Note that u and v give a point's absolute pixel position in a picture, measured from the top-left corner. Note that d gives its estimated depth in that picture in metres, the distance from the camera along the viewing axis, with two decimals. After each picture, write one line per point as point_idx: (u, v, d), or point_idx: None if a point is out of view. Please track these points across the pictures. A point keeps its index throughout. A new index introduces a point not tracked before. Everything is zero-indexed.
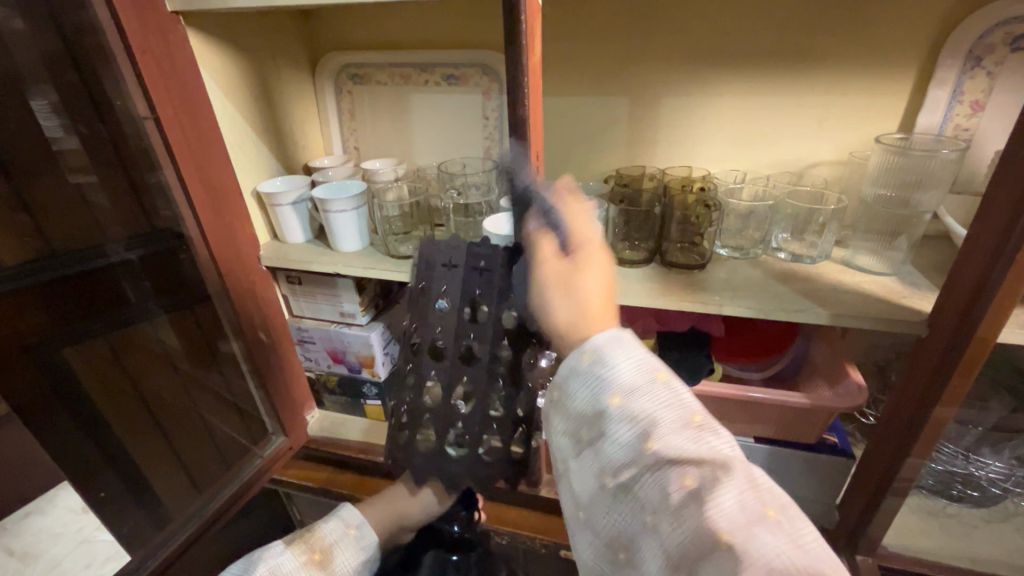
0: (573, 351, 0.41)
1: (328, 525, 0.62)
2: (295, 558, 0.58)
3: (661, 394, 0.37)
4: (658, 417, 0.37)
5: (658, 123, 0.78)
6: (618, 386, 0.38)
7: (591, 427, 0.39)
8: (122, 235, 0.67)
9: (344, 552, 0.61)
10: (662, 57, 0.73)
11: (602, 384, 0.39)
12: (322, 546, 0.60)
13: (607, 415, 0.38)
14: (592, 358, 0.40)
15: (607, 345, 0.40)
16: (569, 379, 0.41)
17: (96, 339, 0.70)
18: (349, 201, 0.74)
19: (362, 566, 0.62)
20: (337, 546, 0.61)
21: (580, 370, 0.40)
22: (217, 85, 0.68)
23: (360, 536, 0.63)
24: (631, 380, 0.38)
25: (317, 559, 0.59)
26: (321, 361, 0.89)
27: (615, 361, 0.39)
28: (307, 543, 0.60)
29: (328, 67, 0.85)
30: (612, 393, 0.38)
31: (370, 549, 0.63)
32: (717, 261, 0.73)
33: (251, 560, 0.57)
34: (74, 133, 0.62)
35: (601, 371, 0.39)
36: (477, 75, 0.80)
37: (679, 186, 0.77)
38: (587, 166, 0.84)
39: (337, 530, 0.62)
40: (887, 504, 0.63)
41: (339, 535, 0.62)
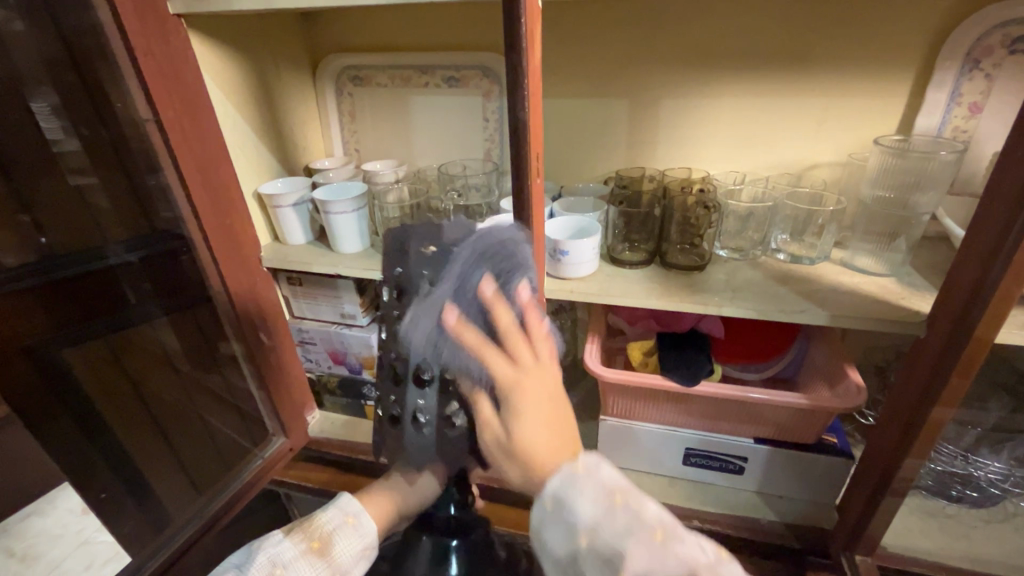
0: (534, 500, 0.40)
1: (326, 513, 0.56)
2: (294, 546, 0.52)
3: (622, 521, 0.37)
4: (626, 548, 0.36)
5: (658, 125, 0.78)
6: (581, 525, 0.38)
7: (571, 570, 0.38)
8: (121, 237, 0.67)
9: (346, 541, 0.54)
10: (662, 59, 0.74)
11: (568, 529, 0.38)
12: (321, 534, 0.54)
13: (580, 555, 0.37)
14: (552, 505, 0.39)
15: (565, 485, 0.39)
16: (539, 526, 0.40)
17: (96, 341, 0.70)
18: (350, 202, 0.74)
19: (365, 554, 0.55)
20: (336, 534, 0.54)
21: (541, 517, 0.40)
22: (218, 86, 0.69)
23: (361, 523, 0.56)
24: (592, 516, 0.38)
25: (316, 548, 0.52)
26: (322, 362, 0.91)
27: (574, 499, 0.38)
28: (305, 531, 0.54)
29: (329, 68, 0.86)
30: (579, 535, 0.38)
31: (372, 537, 0.56)
32: (716, 261, 0.74)
33: (250, 550, 0.52)
34: (75, 135, 0.62)
35: (563, 514, 0.38)
36: (478, 77, 0.80)
37: (679, 187, 0.76)
38: (588, 167, 0.84)
39: (336, 517, 0.56)
40: (886, 504, 0.63)
41: (339, 523, 0.55)
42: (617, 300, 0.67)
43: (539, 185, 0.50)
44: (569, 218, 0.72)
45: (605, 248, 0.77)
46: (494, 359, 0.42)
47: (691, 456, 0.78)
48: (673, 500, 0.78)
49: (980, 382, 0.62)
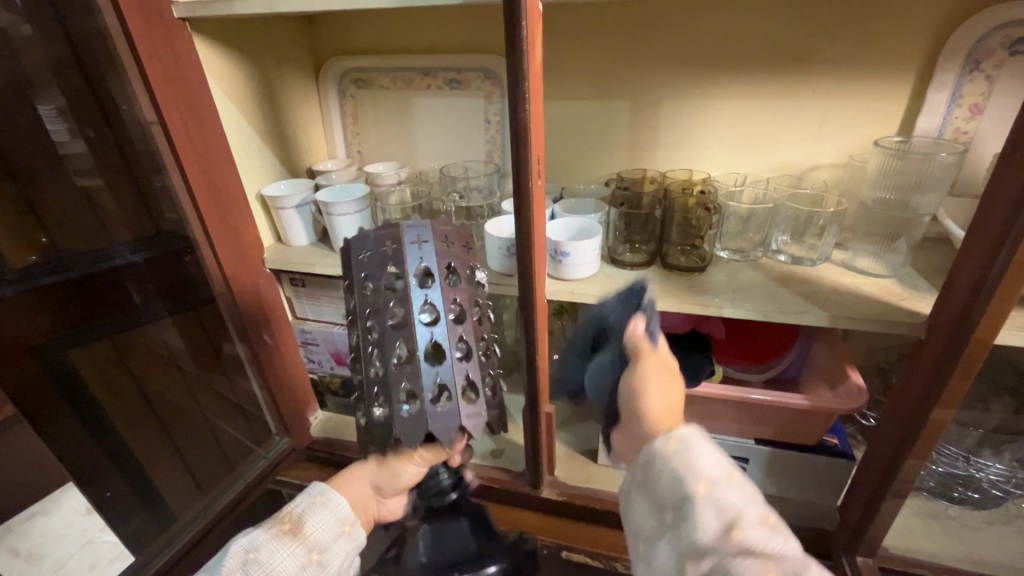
0: (657, 437, 0.44)
1: (294, 499, 0.50)
2: (266, 532, 0.47)
3: (739, 493, 0.40)
4: (743, 509, 0.39)
5: (659, 127, 0.78)
6: (703, 475, 0.41)
7: (674, 512, 0.41)
8: (128, 238, 0.68)
9: (319, 519, 0.49)
10: (662, 62, 0.74)
11: (687, 472, 0.41)
12: (291, 517, 0.49)
13: (691, 499, 0.40)
14: (676, 446, 0.42)
15: (694, 439, 0.43)
16: (654, 463, 0.43)
17: (102, 342, 0.70)
18: (353, 204, 0.75)
19: (344, 530, 0.49)
20: (308, 514, 0.49)
21: (664, 454, 0.42)
22: (222, 89, 0.69)
23: (332, 499, 0.51)
24: (714, 472, 0.41)
25: (288, 528, 0.47)
26: (324, 362, 0.92)
27: (697, 454, 0.42)
28: (275, 518, 0.49)
29: (333, 71, 0.86)
30: (699, 478, 0.40)
31: (349, 511, 0.51)
32: (716, 262, 0.74)
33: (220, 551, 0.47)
34: (81, 138, 0.63)
35: (686, 459, 0.42)
36: (480, 79, 0.80)
37: (680, 189, 0.77)
38: (588, 169, 0.84)
39: (305, 500, 0.50)
40: (886, 506, 0.63)
41: (308, 504, 0.50)
42: None
43: (539, 186, 0.51)
44: (570, 219, 0.72)
45: (607, 249, 0.77)
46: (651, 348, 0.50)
47: None
48: None
49: (982, 384, 0.62)
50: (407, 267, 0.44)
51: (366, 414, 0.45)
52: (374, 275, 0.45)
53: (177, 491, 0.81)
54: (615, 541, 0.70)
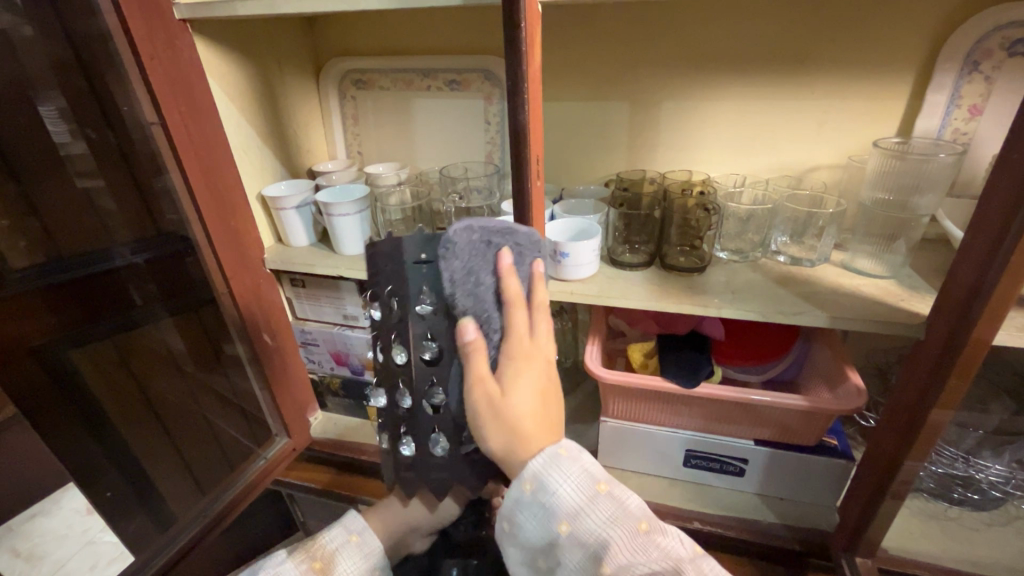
0: (514, 482, 0.43)
1: (329, 532, 0.53)
2: (296, 566, 0.49)
3: (602, 510, 0.41)
4: (606, 536, 0.40)
5: (658, 128, 0.78)
6: (563, 513, 0.41)
7: (547, 552, 0.42)
8: (128, 239, 0.69)
9: (348, 562, 0.51)
10: (662, 62, 0.74)
11: (548, 514, 0.41)
12: (324, 554, 0.51)
13: (558, 541, 0.41)
14: (532, 486, 0.42)
15: (546, 468, 0.42)
16: (516, 509, 0.43)
17: (102, 341, 0.71)
18: (352, 205, 0.75)
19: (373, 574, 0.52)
20: (340, 555, 0.51)
21: (525, 501, 0.42)
22: (222, 89, 0.69)
23: (366, 542, 0.53)
24: (573, 504, 0.41)
25: (318, 568, 0.50)
26: (324, 363, 0.92)
27: (555, 486, 0.42)
28: (308, 550, 0.51)
29: (333, 72, 0.86)
30: (561, 519, 0.41)
31: (379, 557, 0.53)
32: (716, 263, 0.74)
33: (251, 569, 0.49)
34: (82, 138, 0.63)
35: (544, 499, 0.42)
36: (479, 80, 0.81)
37: (679, 191, 0.77)
38: (588, 170, 0.85)
39: (340, 536, 0.53)
40: (885, 507, 0.63)
41: (342, 542, 0.52)
42: (617, 302, 0.67)
43: (539, 188, 0.52)
44: (569, 219, 0.72)
45: (606, 250, 0.77)
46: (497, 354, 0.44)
47: (692, 457, 0.79)
48: (674, 501, 0.78)
49: (981, 385, 0.62)
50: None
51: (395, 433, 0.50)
52: (413, 295, 0.45)
53: (176, 489, 0.82)
54: None
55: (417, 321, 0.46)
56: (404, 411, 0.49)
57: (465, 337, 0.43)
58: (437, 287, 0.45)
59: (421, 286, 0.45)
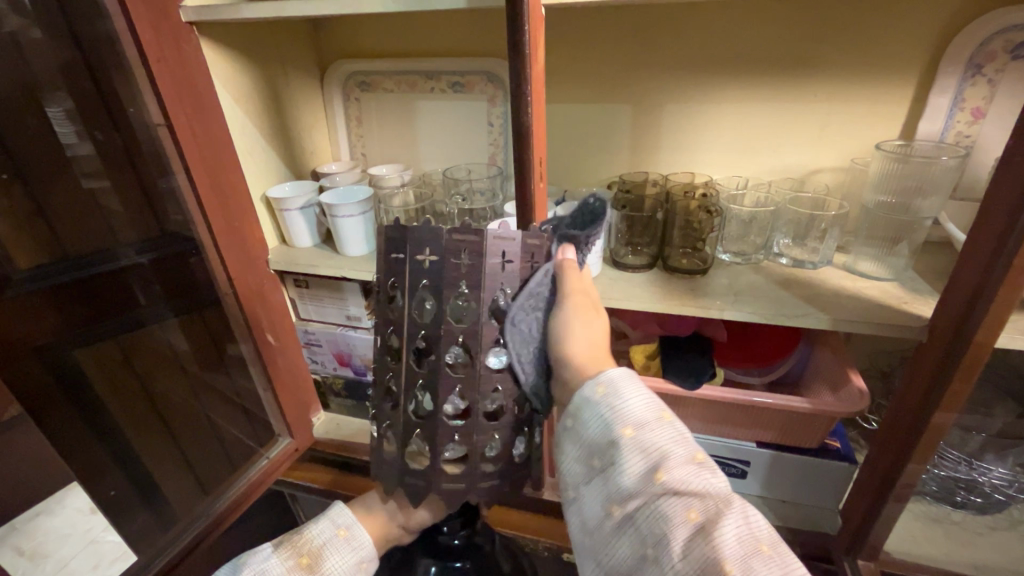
0: (585, 383, 0.43)
1: (317, 525, 0.52)
2: (282, 562, 0.49)
3: (665, 433, 0.39)
4: (668, 451, 0.38)
5: (660, 131, 0.79)
6: (630, 418, 0.40)
7: (600, 456, 0.40)
8: (134, 238, 0.70)
9: (337, 556, 0.50)
10: (664, 65, 0.74)
11: (614, 415, 0.40)
12: (311, 549, 0.50)
13: (618, 443, 0.39)
14: (605, 390, 0.41)
15: (620, 380, 0.42)
16: (581, 409, 0.42)
17: (111, 342, 0.72)
18: (356, 206, 0.75)
19: (362, 567, 0.51)
20: (327, 549, 0.50)
21: (593, 401, 0.41)
22: (228, 91, 0.70)
23: (355, 536, 0.52)
24: (641, 414, 0.40)
25: (305, 564, 0.49)
26: (327, 363, 0.92)
27: (626, 396, 0.41)
28: (295, 545, 0.50)
29: (338, 74, 0.87)
30: (625, 423, 0.40)
31: (369, 550, 0.52)
32: (718, 265, 0.74)
33: (238, 564, 0.49)
34: (88, 139, 0.64)
35: (614, 402, 0.41)
36: (483, 82, 0.81)
37: (682, 192, 0.77)
38: (590, 172, 0.85)
39: (328, 530, 0.52)
40: (887, 509, 0.63)
41: (331, 536, 0.51)
42: (619, 304, 0.67)
43: (542, 189, 0.53)
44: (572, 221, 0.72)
45: (608, 252, 0.77)
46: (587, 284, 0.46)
47: None
48: None
49: (985, 388, 0.62)
50: (483, 295, 0.42)
51: (383, 427, 0.49)
52: (410, 292, 0.44)
53: (179, 487, 0.82)
54: None
55: (410, 318, 0.44)
56: (396, 405, 0.47)
57: (565, 256, 0.45)
58: (430, 280, 0.43)
59: (418, 286, 0.43)
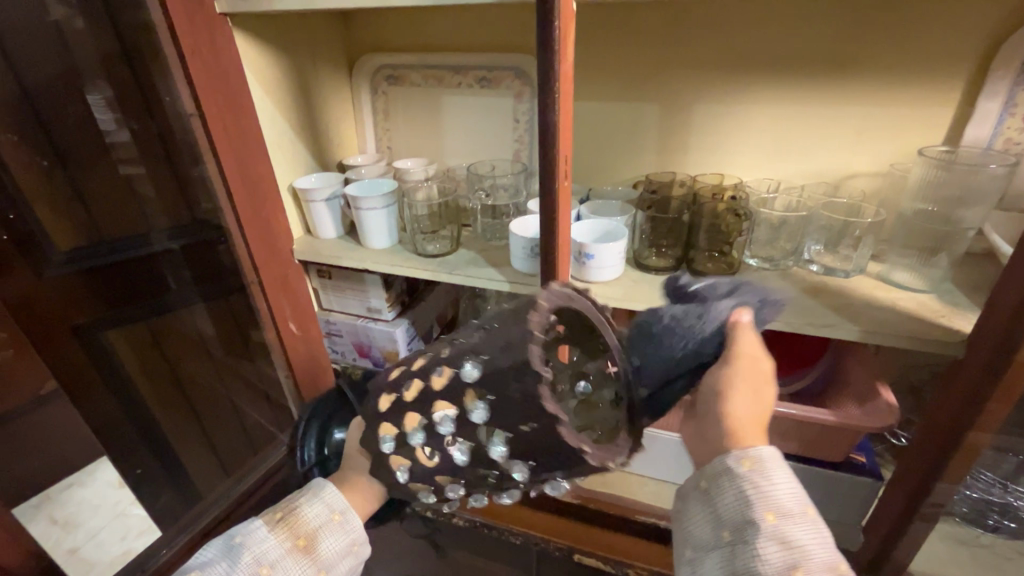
0: (730, 452, 0.38)
1: (311, 506, 0.49)
2: (279, 542, 0.46)
3: (813, 529, 0.36)
4: (811, 553, 0.34)
5: (689, 130, 0.77)
6: (775, 503, 0.36)
7: (733, 531, 0.36)
8: (166, 225, 0.73)
9: (332, 539, 0.48)
10: (695, 63, 0.73)
11: (759, 495, 0.36)
12: (307, 531, 0.47)
13: (757, 526, 0.35)
14: (755, 463, 0.37)
15: (772, 459, 0.37)
16: (720, 476, 0.38)
17: (141, 322, 0.78)
18: (380, 199, 0.74)
19: (353, 550, 0.49)
20: (323, 532, 0.48)
21: (736, 473, 0.37)
22: (259, 83, 0.70)
23: (349, 520, 0.50)
24: (788, 503, 0.36)
25: (302, 546, 0.46)
26: (347, 353, 0.89)
27: (773, 476, 0.37)
28: (290, 526, 0.47)
29: (366, 68, 0.87)
30: (768, 508, 0.36)
31: (361, 533, 0.50)
32: (745, 270, 0.72)
33: (228, 546, 0.45)
34: (125, 127, 0.67)
35: (762, 481, 0.37)
36: (510, 78, 0.80)
37: (709, 194, 0.74)
38: (615, 170, 0.83)
39: (322, 512, 0.49)
40: (914, 530, 0.61)
41: (324, 520, 0.48)
42: (642, 308, 0.65)
43: (567, 189, 0.54)
44: (594, 220, 0.70)
45: (631, 253, 0.74)
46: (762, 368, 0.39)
47: None
48: None
49: None
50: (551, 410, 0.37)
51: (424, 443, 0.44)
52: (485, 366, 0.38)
53: (202, 467, 0.87)
54: (627, 547, 0.70)
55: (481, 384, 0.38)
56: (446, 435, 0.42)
57: (739, 317, 0.39)
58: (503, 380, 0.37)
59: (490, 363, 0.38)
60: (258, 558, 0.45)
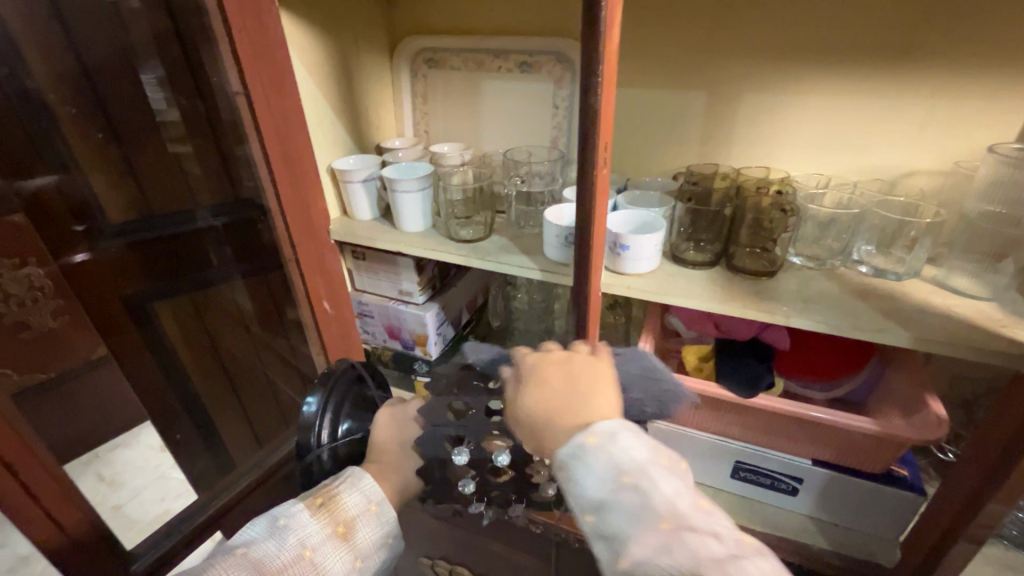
0: (552, 470, 0.45)
1: (350, 495, 0.52)
2: (321, 526, 0.49)
3: (628, 501, 0.40)
4: (626, 533, 0.39)
5: (737, 121, 0.73)
6: (589, 500, 0.42)
7: (586, 534, 0.43)
8: (209, 204, 0.76)
9: (368, 529, 0.52)
10: (745, 51, 0.69)
11: (577, 499, 0.43)
12: (346, 518, 0.51)
13: (588, 526, 0.42)
14: (565, 471, 0.44)
15: (573, 460, 0.43)
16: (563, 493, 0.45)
17: (184, 293, 0.84)
18: (415, 182, 0.74)
19: (384, 541, 0.54)
20: (360, 521, 0.52)
21: (561, 485, 0.44)
22: (303, 64, 0.71)
23: (383, 512, 0.54)
24: (596, 494, 0.41)
25: (341, 533, 0.50)
26: (378, 335, 0.89)
27: (583, 472, 0.42)
28: (331, 512, 0.50)
29: (407, 51, 0.87)
30: (586, 507, 0.42)
31: (392, 526, 0.54)
32: (789, 269, 0.68)
33: (273, 524, 0.48)
34: (174, 105, 0.70)
35: (573, 486, 0.43)
36: (551, 63, 0.79)
37: (754, 188, 0.72)
38: (655, 160, 0.81)
39: (360, 502, 0.53)
40: (957, 550, 0.57)
41: (362, 509, 0.52)
42: (676, 302, 0.63)
43: (606, 178, 0.53)
44: (634, 210, 0.67)
45: (668, 246, 0.72)
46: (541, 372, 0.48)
47: (739, 470, 0.74)
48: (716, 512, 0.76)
49: None
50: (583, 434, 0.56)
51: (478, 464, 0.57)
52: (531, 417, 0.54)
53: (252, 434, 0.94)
54: None
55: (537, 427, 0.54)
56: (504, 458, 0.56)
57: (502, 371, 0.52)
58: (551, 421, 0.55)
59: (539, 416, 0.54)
60: (300, 540, 0.48)
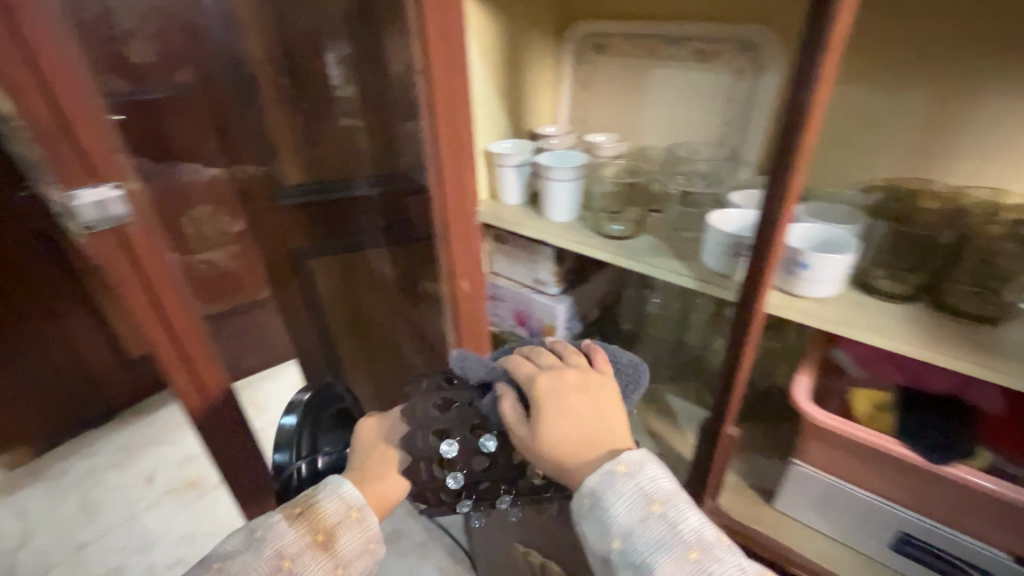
0: (575, 496, 0.44)
1: (329, 501, 0.47)
2: (297, 536, 0.44)
3: (656, 531, 0.40)
4: (653, 560, 0.39)
5: (966, 129, 0.61)
6: (616, 529, 0.41)
7: (606, 562, 0.42)
8: (369, 174, 0.82)
9: (352, 536, 0.46)
10: (996, 45, 0.56)
11: (603, 528, 0.41)
12: (326, 527, 0.46)
13: (612, 554, 0.41)
14: (590, 500, 0.42)
15: (601, 488, 0.42)
16: (579, 520, 0.44)
17: (337, 255, 0.91)
18: (569, 170, 0.71)
19: (369, 548, 0.48)
20: (341, 529, 0.46)
21: (583, 511, 0.43)
22: (477, 46, 0.72)
23: (366, 518, 0.48)
24: (625, 522, 0.41)
25: (320, 542, 0.45)
26: (506, 320, 0.90)
27: (611, 499, 0.41)
28: (309, 521, 0.45)
29: (574, 35, 0.84)
30: (613, 536, 0.41)
31: (378, 531, 0.48)
32: (1017, 318, 0.55)
33: (245, 532, 0.44)
34: (351, 82, 0.75)
35: (600, 515, 0.42)
36: (734, 53, 0.72)
37: (983, 212, 0.58)
38: (843, 170, 0.70)
39: (340, 509, 0.47)
40: None
41: (342, 517, 0.47)
42: (861, 336, 0.54)
43: (800, 183, 0.46)
44: (821, 225, 0.59)
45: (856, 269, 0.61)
46: (551, 399, 0.46)
47: (905, 543, 0.65)
48: None
49: None
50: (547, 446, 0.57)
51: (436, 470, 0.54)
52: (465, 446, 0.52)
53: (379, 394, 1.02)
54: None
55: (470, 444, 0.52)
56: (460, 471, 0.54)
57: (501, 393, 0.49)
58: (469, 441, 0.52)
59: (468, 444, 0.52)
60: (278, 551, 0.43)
